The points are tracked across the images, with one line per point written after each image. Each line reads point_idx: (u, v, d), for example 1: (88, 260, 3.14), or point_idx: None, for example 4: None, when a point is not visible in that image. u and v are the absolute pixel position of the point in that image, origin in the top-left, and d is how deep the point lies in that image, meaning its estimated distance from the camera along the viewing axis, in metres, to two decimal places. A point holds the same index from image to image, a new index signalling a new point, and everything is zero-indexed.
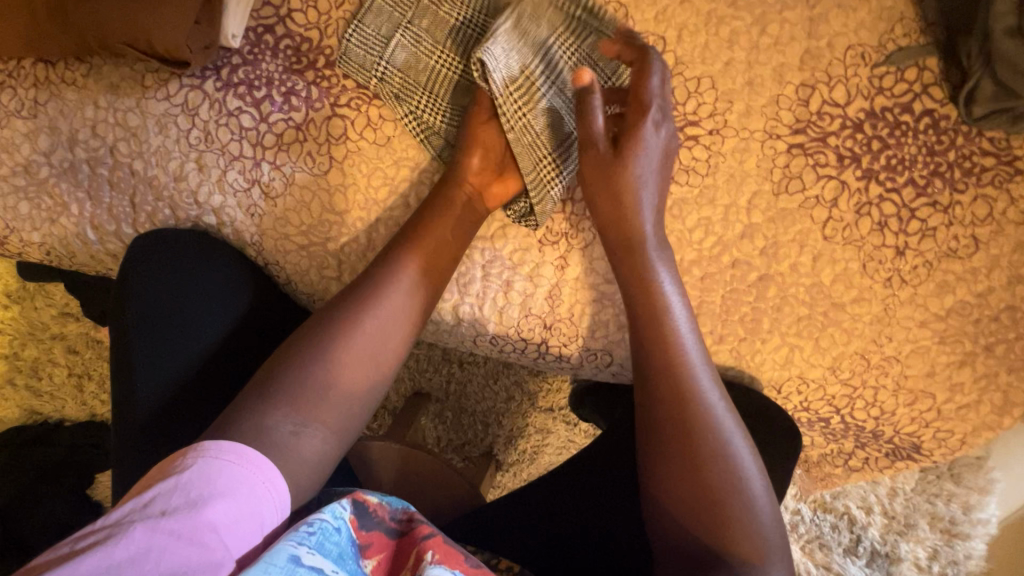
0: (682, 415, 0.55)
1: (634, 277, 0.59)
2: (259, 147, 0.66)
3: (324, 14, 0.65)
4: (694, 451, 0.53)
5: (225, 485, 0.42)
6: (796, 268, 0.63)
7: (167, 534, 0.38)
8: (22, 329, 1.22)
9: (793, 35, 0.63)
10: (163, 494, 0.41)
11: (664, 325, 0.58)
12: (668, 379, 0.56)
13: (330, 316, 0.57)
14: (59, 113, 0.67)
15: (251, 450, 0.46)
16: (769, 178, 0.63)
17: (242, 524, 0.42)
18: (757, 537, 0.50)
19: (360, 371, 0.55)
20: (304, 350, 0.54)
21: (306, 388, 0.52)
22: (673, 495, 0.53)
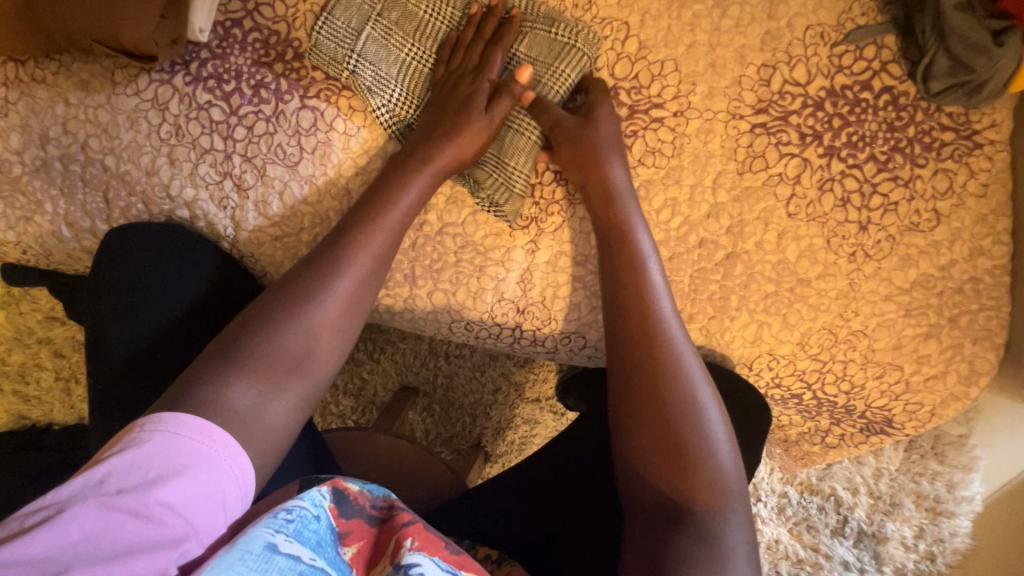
0: (648, 366, 0.56)
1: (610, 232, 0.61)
2: (229, 140, 0.67)
3: (291, 8, 0.66)
4: (663, 403, 0.54)
5: (183, 462, 0.43)
6: (762, 245, 0.64)
7: (124, 511, 0.39)
8: (8, 335, 1.23)
9: (754, 17, 0.64)
10: (119, 472, 0.41)
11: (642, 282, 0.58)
12: (638, 334, 0.57)
13: (262, 330, 0.54)
14: (30, 111, 0.67)
15: (213, 430, 0.46)
16: (733, 158, 0.64)
17: (202, 503, 0.42)
18: (719, 485, 0.51)
19: (320, 340, 0.56)
20: (256, 328, 0.54)
21: (265, 359, 0.53)
22: (645, 443, 0.53)
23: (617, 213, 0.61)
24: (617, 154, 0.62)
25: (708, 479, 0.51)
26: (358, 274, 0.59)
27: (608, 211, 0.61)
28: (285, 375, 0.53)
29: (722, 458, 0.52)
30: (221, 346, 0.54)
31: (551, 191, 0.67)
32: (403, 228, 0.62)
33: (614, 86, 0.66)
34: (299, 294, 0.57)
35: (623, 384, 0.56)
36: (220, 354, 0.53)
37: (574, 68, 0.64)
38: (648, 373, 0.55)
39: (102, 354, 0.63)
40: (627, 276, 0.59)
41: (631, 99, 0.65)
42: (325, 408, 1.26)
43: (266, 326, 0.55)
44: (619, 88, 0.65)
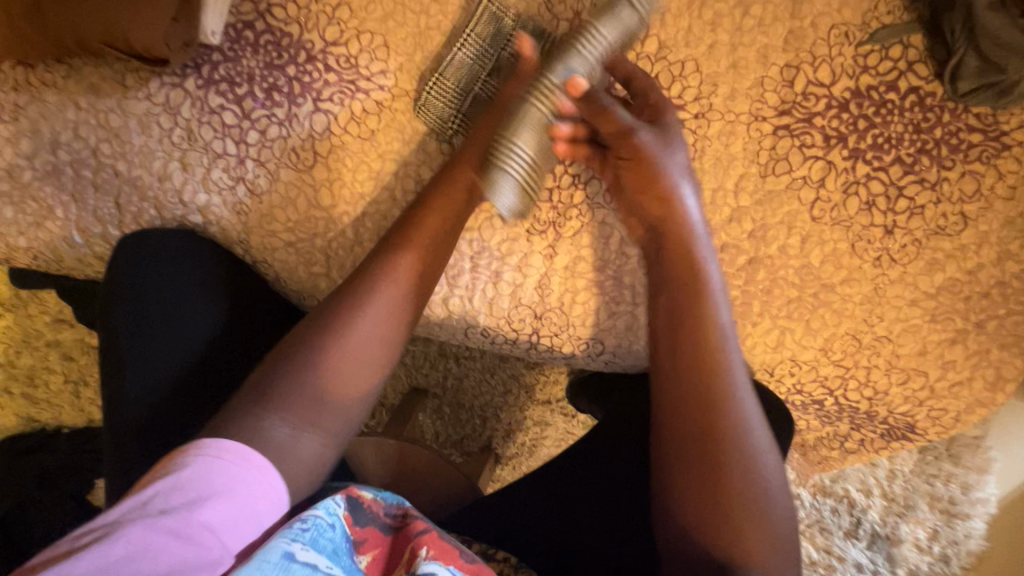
0: (701, 395, 0.52)
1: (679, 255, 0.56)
2: (242, 144, 0.66)
3: (303, 9, 0.64)
4: (709, 438, 0.51)
5: (222, 484, 0.43)
6: (785, 250, 0.63)
7: (163, 533, 0.40)
8: (17, 338, 1.23)
9: (777, 16, 0.62)
10: (161, 494, 0.41)
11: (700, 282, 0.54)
12: (690, 359, 0.53)
13: (294, 365, 0.52)
14: (40, 116, 0.66)
15: (249, 456, 0.46)
16: (755, 161, 0.63)
17: (238, 524, 0.43)
18: (762, 532, 0.49)
19: (356, 371, 0.54)
20: (292, 357, 0.53)
21: (301, 392, 0.51)
22: (684, 476, 0.52)
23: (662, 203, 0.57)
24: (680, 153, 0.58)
25: (749, 525, 0.49)
26: (393, 301, 0.56)
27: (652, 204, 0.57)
28: (320, 408, 0.52)
29: (770, 504, 0.50)
30: (256, 381, 0.52)
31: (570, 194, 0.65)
32: (439, 250, 0.60)
33: None
34: (329, 325, 0.54)
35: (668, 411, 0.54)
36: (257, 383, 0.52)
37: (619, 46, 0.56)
38: (699, 404, 0.52)
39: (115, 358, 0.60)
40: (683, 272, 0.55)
41: None
42: None
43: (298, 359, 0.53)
44: None
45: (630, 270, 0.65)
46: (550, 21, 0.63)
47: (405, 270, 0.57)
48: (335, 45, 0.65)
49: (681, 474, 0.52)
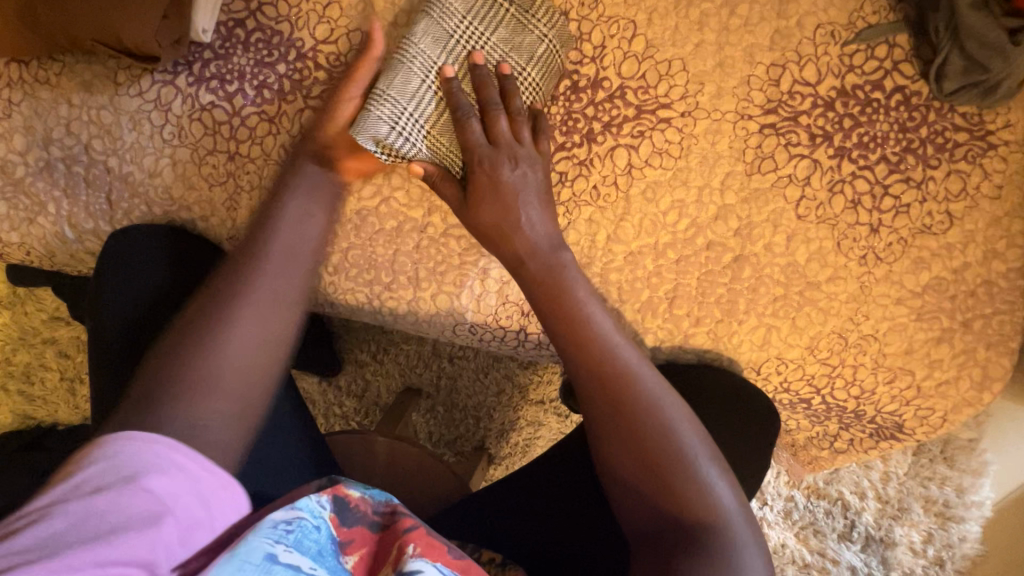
0: (610, 388, 0.53)
1: (544, 289, 0.59)
2: (232, 141, 0.66)
3: (294, 7, 0.65)
4: (628, 425, 0.52)
5: (161, 462, 0.43)
6: (771, 248, 0.63)
7: (102, 505, 0.39)
8: (14, 336, 1.28)
9: (763, 16, 0.63)
10: (95, 476, 0.40)
11: (578, 319, 0.56)
12: (585, 355, 0.55)
13: (179, 374, 0.50)
14: (33, 113, 0.67)
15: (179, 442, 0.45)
16: (742, 159, 0.63)
17: (184, 498, 0.42)
18: (712, 504, 0.48)
19: (251, 353, 0.53)
20: (183, 349, 0.52)
21: (199, 379, 0.50)
22: (622, 464, 0.51)
23: (522, 245, 0.60)
24: (533, 194, 0.61)
25: (697, 499, 0.49)
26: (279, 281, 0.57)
27: (511, 246, 0.60)
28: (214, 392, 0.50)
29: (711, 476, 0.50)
30: (139, 401, 0.48)
31: (556, 192, 0.65)
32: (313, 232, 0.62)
33: (620, 86, 0.65)
34: (209, 328, 0.53)
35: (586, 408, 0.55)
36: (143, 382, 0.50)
37: (544, 64, 0.63)
38: (612, 397, 0.53)
39: (106, 350, 0.61)
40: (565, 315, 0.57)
41: (638, 99, 0.65)
42: (328, 410, 1.27)
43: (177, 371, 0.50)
44: (626, 88, 0.65)
45: (617, 267, 0.65)
46: (490, 12, 0.63)
47: (269, 283, 0.57)
48: (326, 44, 0.65)
49: (616, 462, 0.52)
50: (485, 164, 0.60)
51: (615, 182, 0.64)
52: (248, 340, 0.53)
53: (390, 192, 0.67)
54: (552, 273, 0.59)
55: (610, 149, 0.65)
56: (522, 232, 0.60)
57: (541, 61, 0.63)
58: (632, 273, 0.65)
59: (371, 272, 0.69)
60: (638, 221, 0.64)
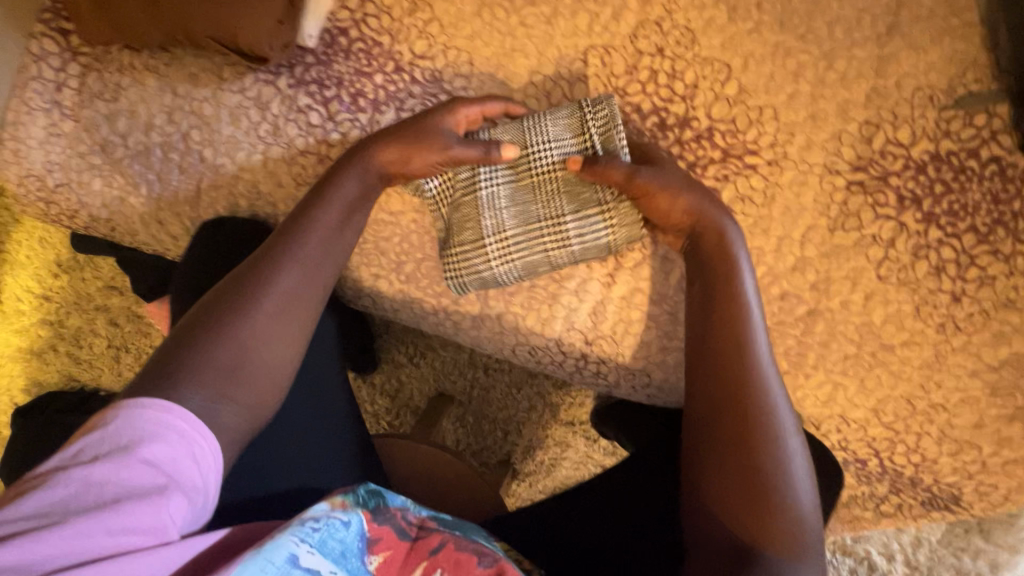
0: (739, 388, 0.53)
1: (719, 257, 0.57)
2: (324, 144, 0.68)
3: (396, 21, 0.68)
4: (741, 431, 0.51)
5: (152, 431, 0.44)
6: (848, 306, 0.62)
7: (99, 475, 0.41)
8: (69, 299, 1.34)
9: (860, 73, 0.64)
10: (91, 444, 0.43)
11: (737, 301, 0.55)
12: (725, 339, 0.55)
13: (192, 348, 0.52)
14: (140, 98, 0.70)
15: (178, 404, 0.47)
16: (825, 213, 0.63)
17: (178, 464, 0.44)
18: (793, 533, 0.48)
19: (271, 338, 0.55)
20: (211, 324, 0.54)
21: (227, 355, 0.52)
22: (716, 474, 0.51)
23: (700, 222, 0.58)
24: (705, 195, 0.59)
25: (781, 526, 0.48)
26: (303, 268, 0.59)
27: (700, 231, 0.58)
28: (232, 369, 0.52)
29: (800, 503, 0.49)
30: (158, 370, 0.50)
31: None
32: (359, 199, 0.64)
33: (708, 127, 0.66)
34: (233, 305, 0.55)
35: (700, 393, 0.55)
36: (173, 350, 0.52)
37: (587, 230, 0.63)
38: (736, 399, 0.52)
39: None
40: (715, 304, 0.56)
41: (725, 141, 0.65)
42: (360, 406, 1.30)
43: (196, 340, 0.52)
44: (714, 130, 0.66)
45: None
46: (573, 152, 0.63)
47: (295, 267, 0.59)
48: (423, 58, 0.68)
49: (714, 467, 0.51)
50: (662, 194, 0.58)
51: None
52: (263, 319, 0.55)
53: None
54: (725, 247, 0.57)
55: None
56: (705, 213, 0.58)
57: (583, 224, 0.63)
58: None
59: (442, 284, 0.71)
60: None
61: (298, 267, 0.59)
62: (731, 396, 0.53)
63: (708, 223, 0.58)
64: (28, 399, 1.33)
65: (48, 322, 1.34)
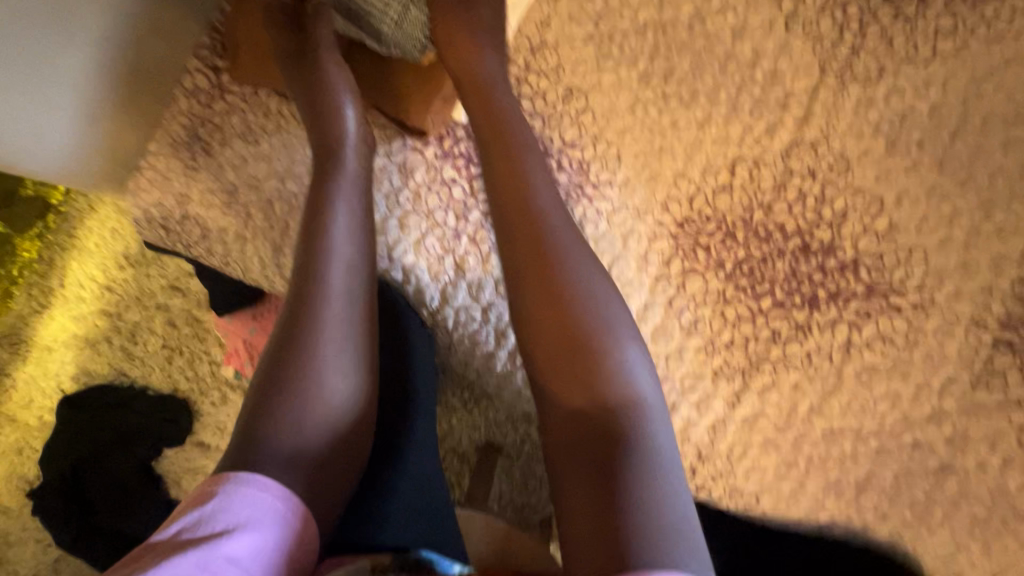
0: (585, 346, 0.48)
1: (506, 179, 0.54)
2: (462, 219, 0.67)
3: (551, 105, 0.69)
4: (591, 388, 0.46)
5: (245, 516, 0.47)
6: (983, 467, 0.60)
7: (186, 567, 0.42)
8: (131, 293, 1.33)
9: (1019, 228, 0.62)
10: (190, 528, 0.46)
11: (526, 190, 0.53)
12: (541, 259, 0.50)
13: (269, 399, 0.53)
14: (282, 145, 0.70)
15: (272, 480, 0.50)
16: (968, 367, 0.61)
17: (264, 556, 0.46)
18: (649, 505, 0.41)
19: (332, 360, 0.56)
20: (279, 367, 0.54)
21: (298, 394, 0.54)
22: (578, 451, 0.45)
23: (510, 149, 0.55)
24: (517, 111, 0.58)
25: (630, 495, 0.42)
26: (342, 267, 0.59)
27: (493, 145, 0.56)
28: (306, 406, 0.54)
29: (664, 463, 0.44)
30: (244, 432, 0.52)
31: (764, 346, 0.65)
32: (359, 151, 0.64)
33: (854, 258, 0.64)
34: (296, 340, 0.55)
35: (564, 349, 0.48)
36: (253, 403, 0.53)
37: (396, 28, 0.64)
38: (580, 359, 0.47)
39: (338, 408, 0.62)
40: (540, 243, 0.51)
41: (871, 276, 0.64)
42: None
43: (270, 401, 0.53)
44: (861, 262, 0.64)
45: (812, 440, 0.64)
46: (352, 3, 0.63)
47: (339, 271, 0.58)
48: (573, 147, 0.69)
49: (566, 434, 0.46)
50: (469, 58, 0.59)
51: (830, 354, 0.63)
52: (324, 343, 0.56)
53: None
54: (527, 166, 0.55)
55: (832, 321, 0.64)
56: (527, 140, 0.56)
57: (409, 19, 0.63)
58: (828, 449, 0.63)
59: None
60: (845, 400, 0.63)
61: (337, 250, 0.58)
62: (563, 329, 0.48)
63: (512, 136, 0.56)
64: (74, 387, 1.32)
65: (107, 313, 1.34)
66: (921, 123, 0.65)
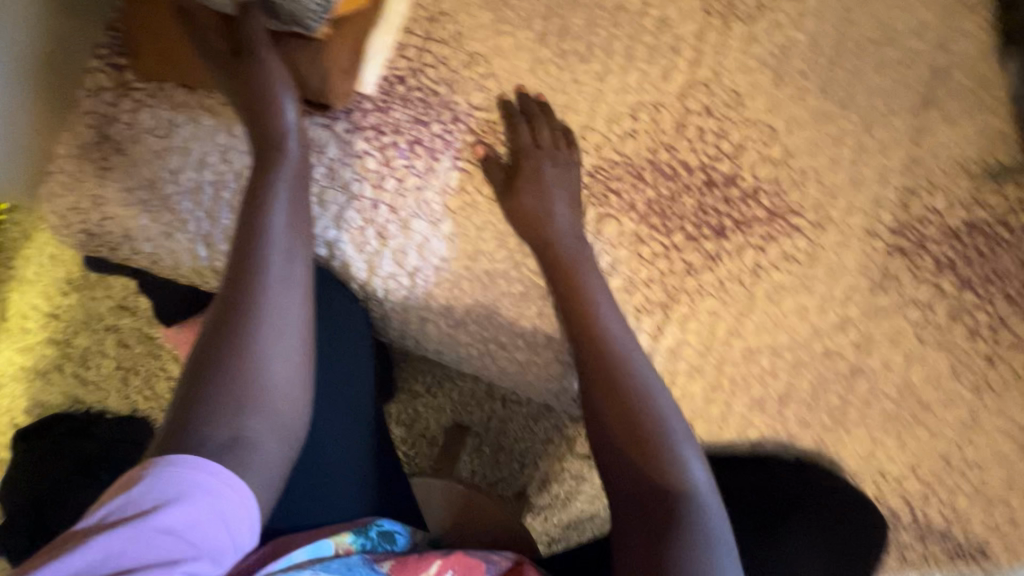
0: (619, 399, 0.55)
1: (564, 282, 0.64)
2: (379, 189, 0.69)
3: (454, 72, 0.70)
4: (632, 438, 0.53)
5: (176, 491, 0.47)
6: (888, 364, 0.64)
7: (119, 543, 0.44)
8: (78, 318, 1.31)
9: (899, 141, 0.67)
10: (117, 508, 0.45)
11: (583, 290, 0.63)
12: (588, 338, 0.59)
13: (202, 390, 0.53)
14: (193, 136, 0.71)
15: (206, 458, 0.49)
16: (866, 275, 0.65)
17: (203, 523, 0.47)
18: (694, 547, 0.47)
19: (274, 357, 0.56)
20: (216, 359, 0.54)
21: (235, 385, 0.53)
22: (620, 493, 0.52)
23: (564, 256, 0.65)
24: (564, 202, 0.67)
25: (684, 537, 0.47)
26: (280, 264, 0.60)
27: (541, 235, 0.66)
28: (245, 399, 0.53)
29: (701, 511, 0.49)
30: (173, 422, 0.51)
31: (680, 279, 0.68)
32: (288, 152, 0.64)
33: (754, 186, 0.68)
34: (232, 332, 0.55)
35: (597, 402, 0.56)
36: (184, 394, 0.52)
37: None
38: (619, 408, 0.54)
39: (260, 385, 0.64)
40: (587, 328, 0.60)
41: (770, 201, 0.68)
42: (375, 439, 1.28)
43: (205, 392, 0.52)
44: (760, 189, 0.68)
45: (732, 361, 0.67)
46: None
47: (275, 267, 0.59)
48: (479, 110, 0.70)
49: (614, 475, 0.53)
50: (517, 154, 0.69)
51: (741, 278, 0.67)
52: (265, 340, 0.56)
53: (521, 258, 0.69)
54: (574, 259, 0.65)
55: (739, 246, 0.67)
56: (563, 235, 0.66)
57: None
58: (748, 368, 0.67)
59: (489, 330, 0.71)
60: (759, 318, 0.66)
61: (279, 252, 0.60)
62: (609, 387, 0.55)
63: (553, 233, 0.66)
64: (29, 420, 1.29)
65: (54, 341, 1.31)
66: (801, 53, 0.69)
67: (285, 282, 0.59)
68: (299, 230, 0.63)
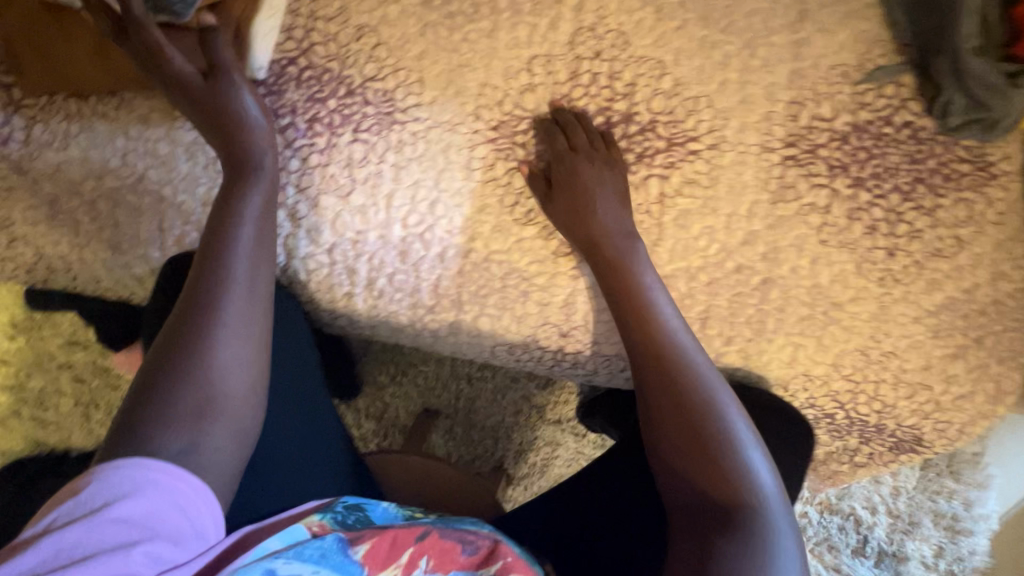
0: (665, 377, 0.60)
1: (611, 274, 0.66)
2: (285, 171, 0.70)
3: (344, 46, 0.70)
4: (684, 410, 0.58)
5: (127, 485, 0.45)
6: (797, 271, 0.67)
7: (71, 539, 0.41)
8: (27, 361, 1.27)
9: (781, 57, 0.69)
10: (62, 513, 0.43)
11: (621, 272, 0.66)
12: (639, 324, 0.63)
13: (156, 395, 0.51)
14: (90, 144, 0.70)
15: (156, 456, 0.48)
16: (766, 189, 0.68)
17: (158, 512, 0.45)
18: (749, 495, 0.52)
19: (236, 365, 0.55)
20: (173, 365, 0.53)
21: (197, 391, 0.52)
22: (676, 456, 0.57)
23: (604, 244, 0.67)
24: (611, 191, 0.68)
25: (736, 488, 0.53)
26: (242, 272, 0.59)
27: (591, 229, 0.67)
28: (207, 405, 0.52)
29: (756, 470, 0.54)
30: (122, 426, 0.50)
31: None
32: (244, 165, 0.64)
33: (651, 120, 0.69)
34: (189, 339, 0.54)
35: (656, 382, 0.60)
36: (136, 399, 0.51)
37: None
38: (661, 384, 0.60)
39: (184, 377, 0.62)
40: (640, 314, 0.64)
41: (668, 132, 0.69)
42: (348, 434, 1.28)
43: (158, 397, 0.51)
44: (657, 121, 0.69)
45: None
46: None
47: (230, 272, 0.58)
48: (373, 81, 0.70)
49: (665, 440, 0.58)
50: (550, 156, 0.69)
51: (649, 210, 0.69)
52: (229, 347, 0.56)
53: (435, 220, 0.70)
54: (621, 255, 0.66)
55: (644, 178, 0.69)
56: (602, 221, 0.67)
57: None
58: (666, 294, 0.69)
59: (417, 295, 0.72)
60: (671, 245, 0.69)
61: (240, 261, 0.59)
62: (657, 363, 0.61)
63: (598, 228, 0.67)
64: None
65: (5, 388, 1.27)
66: None
67: (247, 289, 0.59)
68: (253, 234, 0.62)
